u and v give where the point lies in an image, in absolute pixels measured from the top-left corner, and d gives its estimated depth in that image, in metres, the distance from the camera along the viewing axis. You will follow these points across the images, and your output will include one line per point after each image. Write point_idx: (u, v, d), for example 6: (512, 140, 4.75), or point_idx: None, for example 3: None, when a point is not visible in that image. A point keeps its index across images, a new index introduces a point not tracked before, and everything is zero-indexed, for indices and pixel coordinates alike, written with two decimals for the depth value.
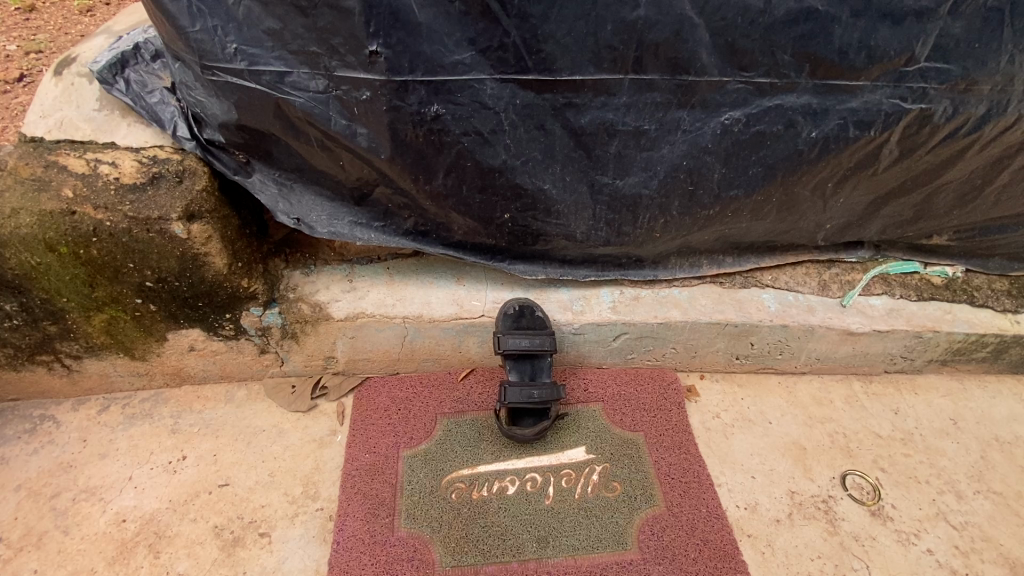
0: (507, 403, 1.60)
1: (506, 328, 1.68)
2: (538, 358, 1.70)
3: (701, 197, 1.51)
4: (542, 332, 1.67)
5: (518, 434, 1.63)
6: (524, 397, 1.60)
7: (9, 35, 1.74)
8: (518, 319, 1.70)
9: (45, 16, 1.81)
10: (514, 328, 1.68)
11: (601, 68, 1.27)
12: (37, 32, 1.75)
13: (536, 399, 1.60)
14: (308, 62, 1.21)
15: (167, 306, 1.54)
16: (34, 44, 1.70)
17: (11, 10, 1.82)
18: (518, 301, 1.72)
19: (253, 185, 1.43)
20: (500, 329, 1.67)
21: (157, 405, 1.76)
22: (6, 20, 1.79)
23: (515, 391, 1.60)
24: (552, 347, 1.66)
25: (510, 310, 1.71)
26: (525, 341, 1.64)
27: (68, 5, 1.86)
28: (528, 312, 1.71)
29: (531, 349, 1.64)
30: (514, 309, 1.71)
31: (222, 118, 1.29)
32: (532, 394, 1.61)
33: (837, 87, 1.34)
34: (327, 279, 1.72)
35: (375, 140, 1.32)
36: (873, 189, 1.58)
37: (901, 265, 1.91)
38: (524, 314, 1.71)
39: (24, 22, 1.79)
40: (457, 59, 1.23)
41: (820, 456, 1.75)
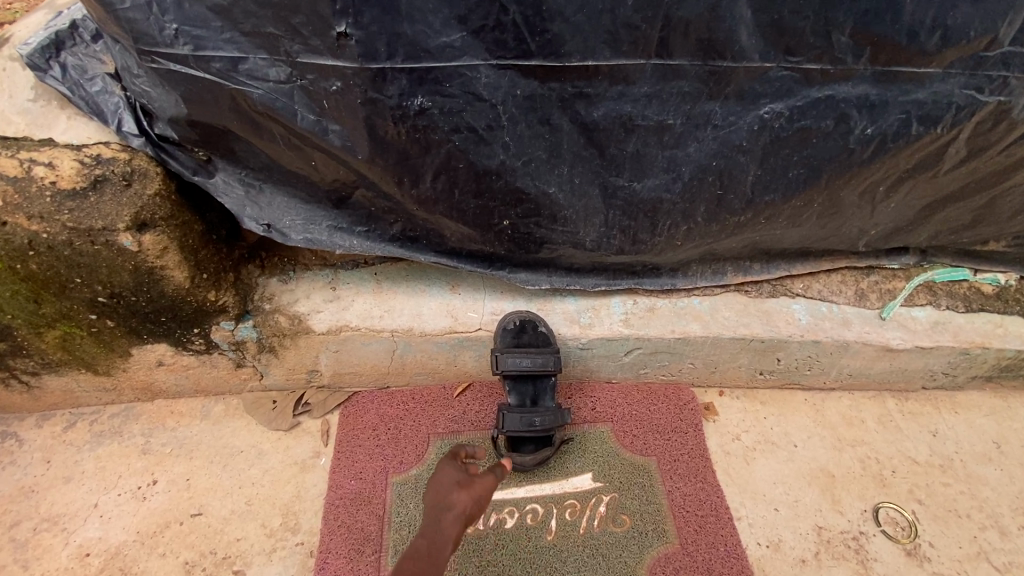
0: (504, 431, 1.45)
1: (505, 346, 1.51)
2: (540, 379, 1.54)
3: (731, 202, 1.30)
4: (546, 350, 1.51)
5: (515, 463, 1.49)
6: (523, 425, 1.45)
7: None
8: (519, 335, 1.53)
9: None
10: (514, 345, 1.51)
11: (618, 52, 1.06)
12: None
13: (535, 428, 1.45)
14: (265, 46, 1.00)
15: (127, 322, 1.38)
16: None
17: None
18: (520, 314, 1.55)
19: (216, 187, 1.26)
20: (498, 347, 1.51)
21: (127, 421, 1.63)
22: None
23: (513, 417, 1.45)
24: (556, 368, 1.51)
25: (510, 325, 1.54)
26: (526, 361, 1.48)
27: None
28: (531, 327, 1.54)
29: (532, 370, 1.48)
30: (515, 323, 1.53)
31: (171, 112, 1.11)
32: (532, 421, 1.45)
33: (900, 76, 1.12)
34: (308, 287, 1.55)
35: (350, 138, 1.13)
36: (930, 193, 1.36)
37: (948, 272, 1.71)
38: (525, 329, 1.53)
39: None
40: (445, 41, 1.02)
41: (851, 485, 1.59)
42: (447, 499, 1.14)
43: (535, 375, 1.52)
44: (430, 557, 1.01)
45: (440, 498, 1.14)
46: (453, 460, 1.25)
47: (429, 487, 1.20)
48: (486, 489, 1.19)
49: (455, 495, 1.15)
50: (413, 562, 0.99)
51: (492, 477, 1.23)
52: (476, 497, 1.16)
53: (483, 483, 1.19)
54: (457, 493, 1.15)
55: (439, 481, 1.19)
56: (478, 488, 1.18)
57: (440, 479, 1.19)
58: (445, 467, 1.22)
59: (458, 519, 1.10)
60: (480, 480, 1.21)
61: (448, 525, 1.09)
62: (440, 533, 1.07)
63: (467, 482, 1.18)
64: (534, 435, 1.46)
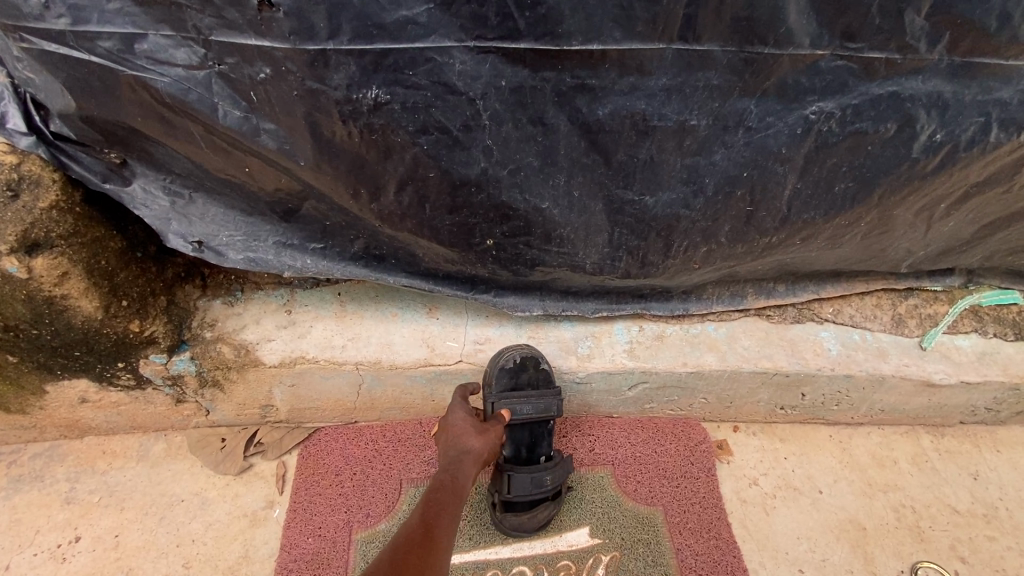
0: (512, 495, 1.25)
1: (503, 391, 1.28)
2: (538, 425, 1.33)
3: (761, 220, 1.08)
4: (547, 395, 1.29)
5: (516, 529, 1.28)
6: (534, 487, 1.25)
7: None
8: (519, 376, 1.30)
9: None
10: (511, 387, 1.29)
11: (631, 33, 0.82)
12: None
13: (546, 488, 1.27)
14: (167, 19, 0.76)
15: (33, 357, 1.15)
16: None
17: None
18: (522, 350, 1.31)
19: (132, 197, 1.02)
20: (495, 392, 1.28)
21: (51, 463, 1.40)
22: None
23: (522, 479, 1.25)
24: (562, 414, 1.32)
25: (509, 363, 1.30)
26: (525, 407, 1.27)
27: None
28: (532, 365, 1.31)
29: (533, 419, 1.29)
30: (515, 361, 1.30)
31: (60, 105, 0.87)
32: (544, 481, 1.26)
33: (983, 69, 0.89)
34: (258, 311, 1.32)
35: (290, 141, 0.89)
36: (996, 210, 1.14)
37: (997, 295, 1.50)
38: (526, 368, 1.30)
39: None
40: (406, 16, 0.78)
41: (885, 541, 1.39)
42: (464, 441, 1.14)
43: (534, 422, 1.30)
44: (455, 489, 1.04)
45: (457, 441, 1.13)
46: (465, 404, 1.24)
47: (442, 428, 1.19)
48: (498, 432, 1.20)
49: (473, 437, 1.14)
50: (440, 492, 1.02)
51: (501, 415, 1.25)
52: (490, 440, 1.17)
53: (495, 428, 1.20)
54: (476, 436, 1.15)
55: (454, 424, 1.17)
56: (491, 432, 1.18)
57: (457, 423, 1.17)
58: (459, 412, 1.20)
59: (478, 459, 1.11)
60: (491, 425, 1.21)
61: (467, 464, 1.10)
62: (462, 469, 1.08)
63: (482, 427, 1.18)
64: (544, 495, 1.27)
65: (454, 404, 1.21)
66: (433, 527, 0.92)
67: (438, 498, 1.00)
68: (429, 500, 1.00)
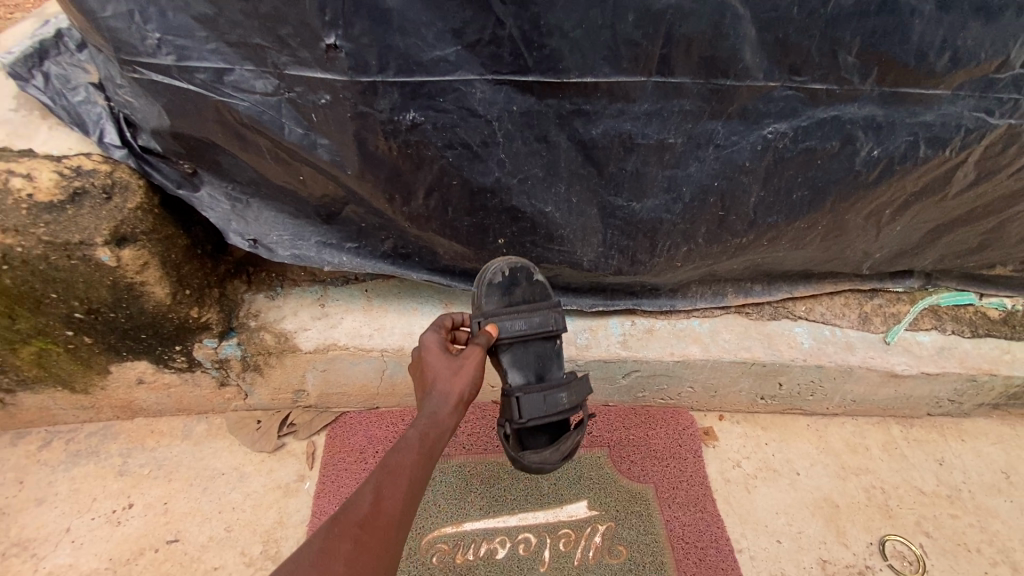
0: (524, 420, 1.19)
1: (493, 309, 1.24)
2: (539, 345, 1.28)
3: (732, 223, 1.26)
4: (540, 306, 1.26)
5: (538, 465, 1.23)
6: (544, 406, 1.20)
7: None
8: (509, 290, 1.26)
9: None
10: (502, 302, 1.25)
11: (618, 68, 1.02)
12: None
13: (561, 408, 1.22)
14: (251, 57, 0.97)
15: (105, 338, 1.32)
16: None
17: None
18: (510, 262, 1.28)
19: (201, 202, 1.22)
20: (485, 310, 1.23)
21: (105, 441, 1.57)
22: None
23: (532, 399, 1.20)
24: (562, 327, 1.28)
25: (497, 277, 1.26)
26: (520, 322, 1.23)
27: None
28: (523, 276, 1.28)
29: (529, 335, 1.24)
30: (503, 274, 1.25)
31: (154, 123, 1.07)
32: (556, 400, 1.22)
33: (908, 97, 1.08)
34: (296, 304, 1.50)
35: (340, 153, 1.09)
36: (937, 216, 1.32)
37: (954, 296, 1.67)
38: (516, 280, 1.27)
39: None
40: (439, 55, 0.98)
41: (856, 516, 1.53)
42: (440, 383, 1.06)
43: (533, 340, 1.25)
44: (424, 444, 1.00)
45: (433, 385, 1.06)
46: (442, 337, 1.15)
47: (418, 365, 1.12)
48: (479, 362, 1.12)
49: (448, 379, 1.07)
50: (403, 451, 0.97)
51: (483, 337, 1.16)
52: (467, 379, 1.08)
53: (474, 359, 1.11)
54: (450, 378, 1.07)
55: (431, 364, 1.10)
56: (470, 366, 1.09)
57: (432, 365, 1.10)
58: (433, 347, 1.13)
59: (453, 405, 1.05)
60: (470, 356, 1.11)
61: (442, 410, 1.04)
62: (434, 420, 1.02)
63: (459, 364, 1.10)
64: (559, 415, 1.22)
65: (430, 339, 1.13)
66: (383, 496, 0.90)
67: (402, 459, 0.96)
68: (389, 464, 0.95)
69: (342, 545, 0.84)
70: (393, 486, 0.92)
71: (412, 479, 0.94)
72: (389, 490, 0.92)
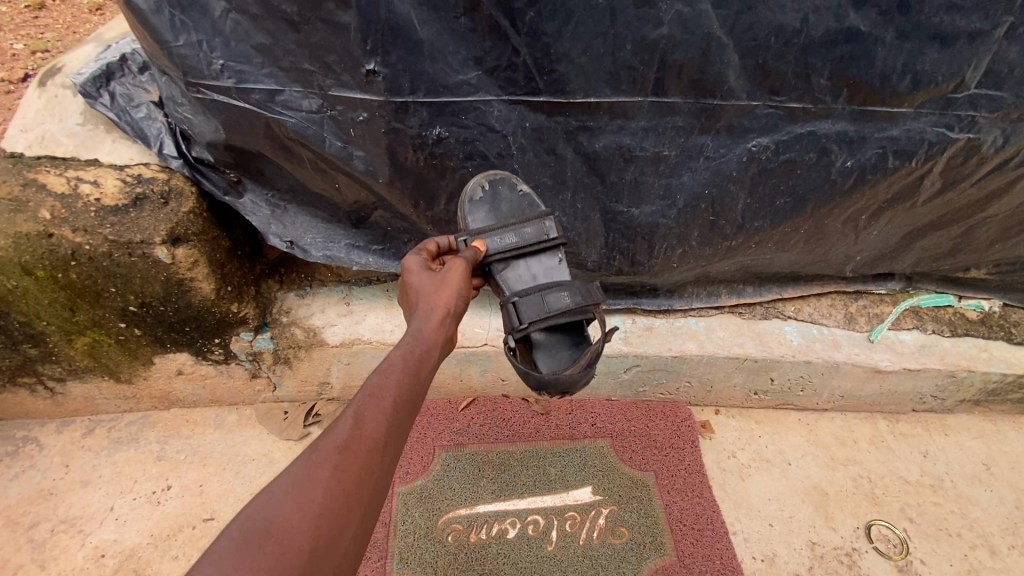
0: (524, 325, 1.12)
1: (480, 225, 1.22)
2: (535, 258, 1.23)
3: (722, 227, 1.40)
4: (528, 217, 1.23)
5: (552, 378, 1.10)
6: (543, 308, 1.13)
7: (17, 34, 1.76)
8: (494, 208, 1.24)
9: (53, 16, 1.83)
10: (490, 219, 1.23)
11: (618, 89, 1.17)
12: (44, 30, 1.78)
13: (562, 309, 1.14)
14: (300, 80, 1.12)
15: (153, 330, 1.46)
16: (40, 43, 1.73)
17: (19, 8, 1.83)
18: (489, 177, 1.26)
19: (244, 207, 1.35)
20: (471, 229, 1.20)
21: (143, 429, 1.69)
22: (15, 18, 1.81)
23: (530, 302, 1.14)
24: (556, 234, 1.23)
25: (477, 192, 1.24)
26: (510, 235, 1.19)
27: (78, 4, 1.88)
28: (505, 188, 1.26)
29: (523, 247, 1.20)
30: (482, 187, 1.24)
31: (210, 136, 1.21)
32: (554, 302, 1.14)
33: (876, 114, 1.22)
34: (323, 302, 1.63)
35: (373, 163, 1.24)
36: (910, 221, 1.45)
37: (934, 298, 1.79)
38: (499, 196, 1.25)
39: (32, 20, 1.81)
40: (462, 79, 1.14)
41: (844, 503, 1.63)
42: (426, 299, 0.97)
43: (529, 253, 1.21)
44: (414, 364, 0.87)
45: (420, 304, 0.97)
46: (426, 255, 1.07)
47: (403, 288, 1.04)
48: (464, 275, 1.04)
49: (434, 294, 0.98)
50: (390, 373, 0.84)
51: (467, 253, 1.10)
52: (455, 295, 1.00)
53: (458, 272, 1.03)
54: (435, 294, 0.98)
55: (416, 284, 1.01)
56: (456, 280, 1.02)
57: (416, 283, 1.01)
58: (415, 265, 1.05)
59: (440, 320, 0.95)
60: (456, 269, 1.05)
61: (430, 328, 0.93)
62: (423, 340, 0.91)
63: (445, 279, 1.02)
64: (563, 316, 1.13)
65: (412, 260, 1.05)
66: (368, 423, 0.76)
67: (388, 382, 0.83)
68: (374, 383, 0.82)
69: (322, 475, 0.70)
70: (380, 403, 0.79)
71: (401, 393, 0.82)
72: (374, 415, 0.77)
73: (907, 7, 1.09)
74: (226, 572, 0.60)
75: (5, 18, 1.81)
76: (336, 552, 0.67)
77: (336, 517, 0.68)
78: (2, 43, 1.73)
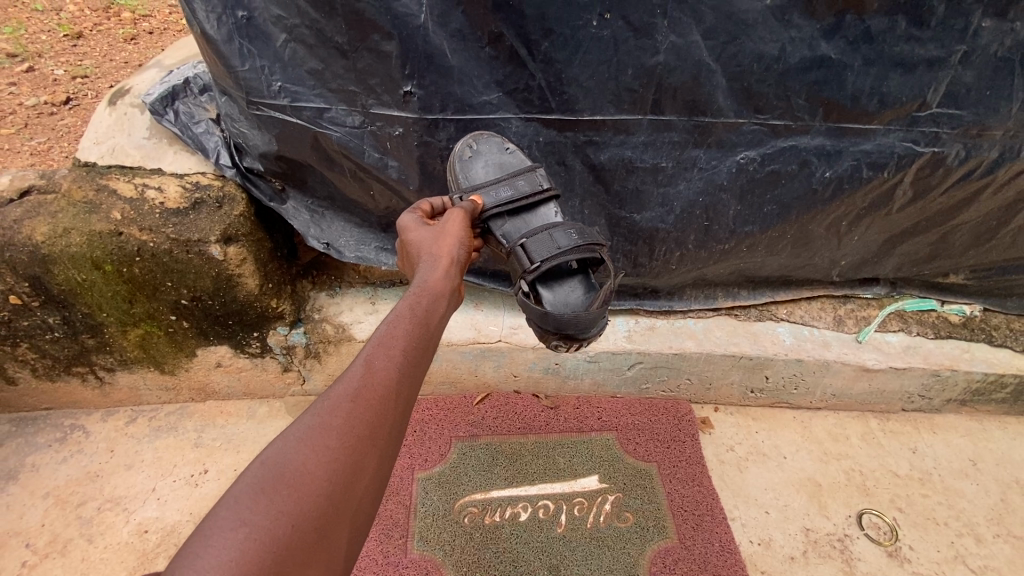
0: (534, 263, 1.21)
1: (473, 184, 1.29)
2: (528, 211, 1.31)
3: (716, 232, 1.55)
4: (518, 172, 1.30)
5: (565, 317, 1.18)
6: (551, 246, 1.21)
7: (57, 60, 1.91)
8: (485, 164, 1.31)
9: (91, 44, 1.99)
10: (483, 178, 1.30)
11: (620, 109, 1.34)
12: (82, 58, 1.93)
13: (568, 247, 1.21)
14: (346, 100, 1.30)
15: (199, 323, 1.61)
16: (80, 70, 1.88)
17: (59, 36, 1.99)
18: (475, 138, 1.33)
19: (287, 212, 1.51)
20: (464, 186, 1.27)
21: (181, 418, 1.82)
22: (55, 45, 1.96)
23: (538, 241, 1.21)
24: (547, 185, 1.31)
25: (466, 152, 1.31)
26: (505, 189, 1.27)
27: (113, 34, 2.04)
28: (492, 146, 1.33)
29: (517, 199, 1.27)
30: (470, 148, 1.32)
31: (263, 148, 1.38)
32: (561, 240, 1.21)
33: (850, 130, 1.38)
34: (351, 301, 1.76)
35: (405, 172, 1.42)
36: (888, 228, 1.59)
37: (917, 302, 1.92)
38: (487, 154, 1.33)
39: (72, 48, 1.96)
40: (485, 99, 1.33)
41: (836, 493, 1.73)
42: (429, 254, 1.03)
43: (523, 205, 1.29)
44: (422, 315, 0.90)
45: (423, 259, 1.03)
46: (421, 219, 1.13)
47: (405, 247, 1.09)
48: (463, 229, 1.11)
49: (435, 248, 1.04)
50: (401, 322, 0.87)
51: (459, 215, 1.15)
52: (454, 248, 1.06)
53: (456, 227, 1.11)
54: (436, 248, 1.04)
55: (418, 241, 1.07)
56: (455, 233, 1.09)
57: (415, 244, 1.06)
58: (414, 230, 1.10)
59: (443, 269, 1.00)
60: (450, 229, 1.10)
61: (434, 281, 0.97)
62: (430, 294, 0.95)
63: (443, 240, 1.07)
64: (569, 253, 1.20)
65: (411, 221, 1.11)
66: (380, 368, 0.78)
67: (399, 330, 0.85)
68: (380, 336, 0.83)
69: (335, 421, 0.70)
70: (389, 354, 0.80)
71: (408, 343, 0.83)
72: (387, 362, 0.79)
73: (872, 38, 1.26)
74: (244, 513, 0.60)
75: (44, 45, 1.95)
76: (355, 491, 0.68)
77: (352, 460, 0.68)
78: (43, 69, 1.86)
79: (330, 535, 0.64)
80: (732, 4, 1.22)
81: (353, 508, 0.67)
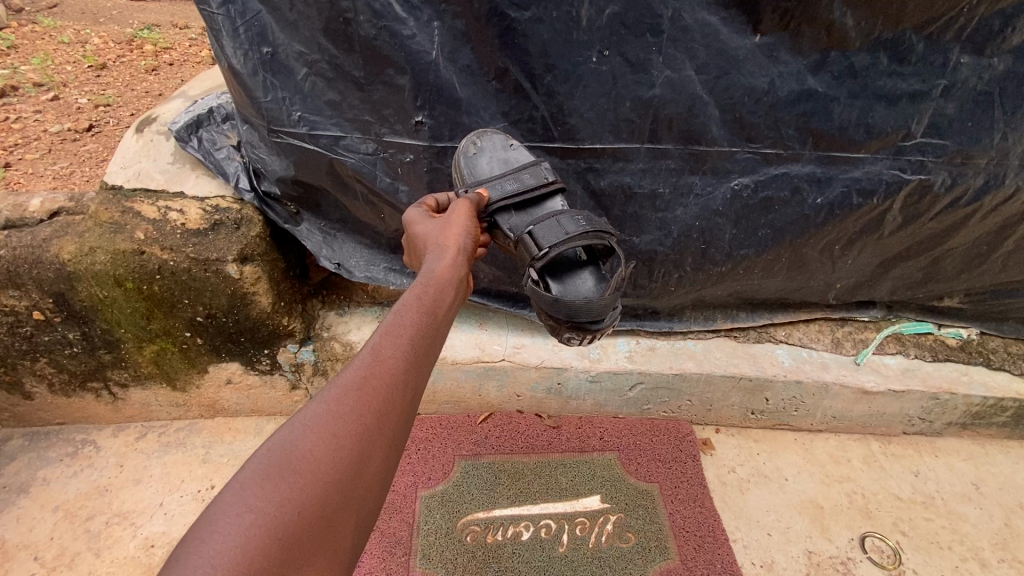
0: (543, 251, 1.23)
1: (479, 180, 1.33)
2: (536, 202, 1.35)
3: (713, 255, 1.61)
4: (523, 166, 1.35)
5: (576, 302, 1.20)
6: (559, 233, 1.23)
7: (82, 89, 2.02)
8: (490, 160, 1.36)
9: (114, 74, 2.11)
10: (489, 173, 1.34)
11: (619, 138, 1.42)
12: (106, 87, 2.05)
13: (577, 233, 1.23)
14: (360, 128, 1.39)
15: (213, 339, 1.66)
16: (103, 99, 1.99)
17: (84, 68, 2.11)
18: (479, 135, 1.38)
19: (301, 233, 1.58)
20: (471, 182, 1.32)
21: (190, 434, 1.85)
22: (80, 75, 2.08)
23: (546, 229, 1.24)
24: (551, 177, 1.35)
25: (470, 149, 1.36)
26: (510, 182, 1.31)
27: (135, 66, 2.17)
28: (496, 142, 1.38)
29: (523, 191, 1.31)
30: (475, 144, 1.37)
31: (280, 173, 1.46)
32: (569, 228, 1.24)
33: (838, 159, 1.45)
34: (359, 320, 1.81)
35: (415, 196, 1.49)
36: (881, 251, 1.64)
37: (914, 325, 1.95)
38: (491, 150, 1.37)
39: (95, 78, 2.08)
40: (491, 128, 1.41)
41: (839, 516, 1.73)
42: (436, 246, 1.07)
43: (529, 197, 1.33)
44: (430, 306, 0.93)
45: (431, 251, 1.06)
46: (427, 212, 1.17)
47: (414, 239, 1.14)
48: (469, 221, 1.16)
49: (443, 242, 1.08)
50: (409, 312, 0.89)
51: (466, 207, 1.19)
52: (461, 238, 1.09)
53: (462, 219, 1.16)
54: (444, 241, 1.08)
55: (426, 234, 1.11)
56: (461, 225, 1.13)
57: (422, 237, 1.11)
58: (421, 224, 1.14)
59: (450, 258, 1.04)
60: (455, 221, 1.15)
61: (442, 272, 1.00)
62: (437, 284, 0.97)
63: (449, 232, 1.10)
64: (579, 238, 1.22)
65: (418, 215, 1.16)
66: (387, 358, 0.80)
67: (406, 321, 0.87)
68: (388, 326, 0.86)
69: (342, 409, 0.72)
70: (395, 344, 0.82)
71: (415, 334, 0.85)
72: (394, 352, 0.81)
73: (856, 73, 1.34)
74: (252, 498, 0.63)
75: (70, 75, 2.07)
76: (362, 478, 0.70)
77: (358, 447, 0.70)
78: (68, 98, 1.97)
79: (336, 520, 0.66)
80: (723, 41, 1.30)
81: (359, 493, 0.69)
